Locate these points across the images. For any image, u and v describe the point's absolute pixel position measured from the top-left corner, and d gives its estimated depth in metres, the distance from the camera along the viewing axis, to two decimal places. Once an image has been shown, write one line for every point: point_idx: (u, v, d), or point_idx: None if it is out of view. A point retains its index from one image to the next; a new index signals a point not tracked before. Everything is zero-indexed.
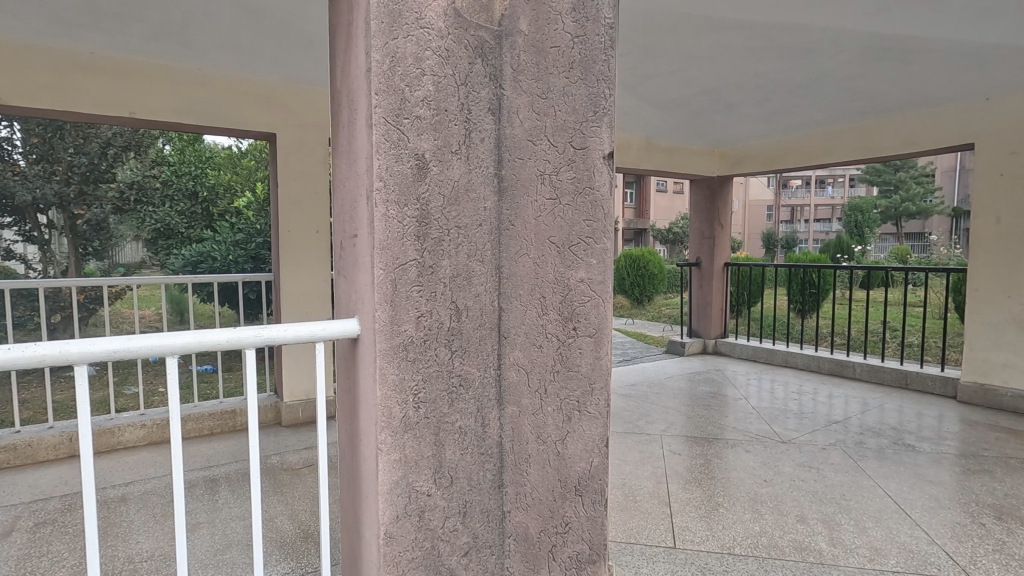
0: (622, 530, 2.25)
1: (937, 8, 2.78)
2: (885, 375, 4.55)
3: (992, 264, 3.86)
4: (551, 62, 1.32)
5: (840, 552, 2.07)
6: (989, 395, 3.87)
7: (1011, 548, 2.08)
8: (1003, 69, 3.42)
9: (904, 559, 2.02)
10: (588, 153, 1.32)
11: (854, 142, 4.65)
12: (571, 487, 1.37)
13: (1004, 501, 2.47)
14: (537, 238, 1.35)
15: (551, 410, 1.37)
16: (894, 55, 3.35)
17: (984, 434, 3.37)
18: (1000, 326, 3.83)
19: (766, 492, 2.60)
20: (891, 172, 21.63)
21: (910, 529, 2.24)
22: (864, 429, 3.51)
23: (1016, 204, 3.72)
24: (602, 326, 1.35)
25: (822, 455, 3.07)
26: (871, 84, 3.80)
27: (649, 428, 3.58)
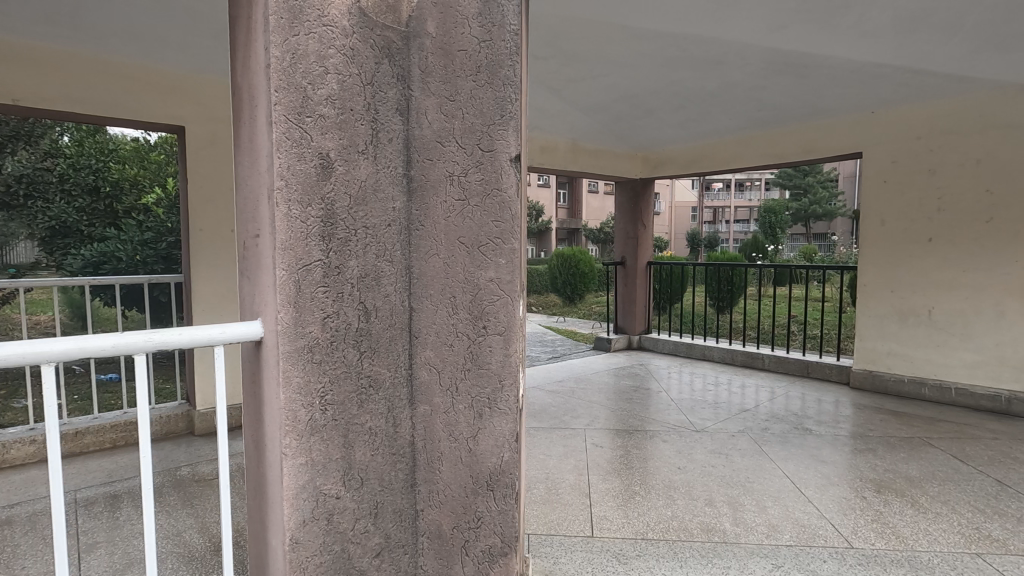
0: (542, 522, 2.31)
1: (826, 27, 3.04)
2: (789, 365, 4.92)
3: (878, 262, 4.24)
4: (458, 65, 1.34)
5: (741, 530, 2.23)
6: (877, 381, 4.27)
7: (886, 518, 2.32)
8: (884, 87, 3.80)
9: (797, 533, 2.20)
10: (495, 156, 1.34)
11: (760, 148, 4.99)
12: (483, 482, 1.40)
13: (883, 476, 2.75)
14: (446, 237, 1.37)
15: (463, 407, 1.39)
16: (792, 69, 3.62)
17: (870, 416, 3.72)
18: (885, 317, 4.23)
19: (680, 479, 2.75)
20: (800, 177, 23.30)
21: (804, 505, 2.45)
22: (770, 416, 3.78)
23: (898, 207, 4.12)
24: (511, 324, 1.37)
25: (731, 442, 3.28)
26: (774, 95, 4.09)
27: (574, 423, 3.68)
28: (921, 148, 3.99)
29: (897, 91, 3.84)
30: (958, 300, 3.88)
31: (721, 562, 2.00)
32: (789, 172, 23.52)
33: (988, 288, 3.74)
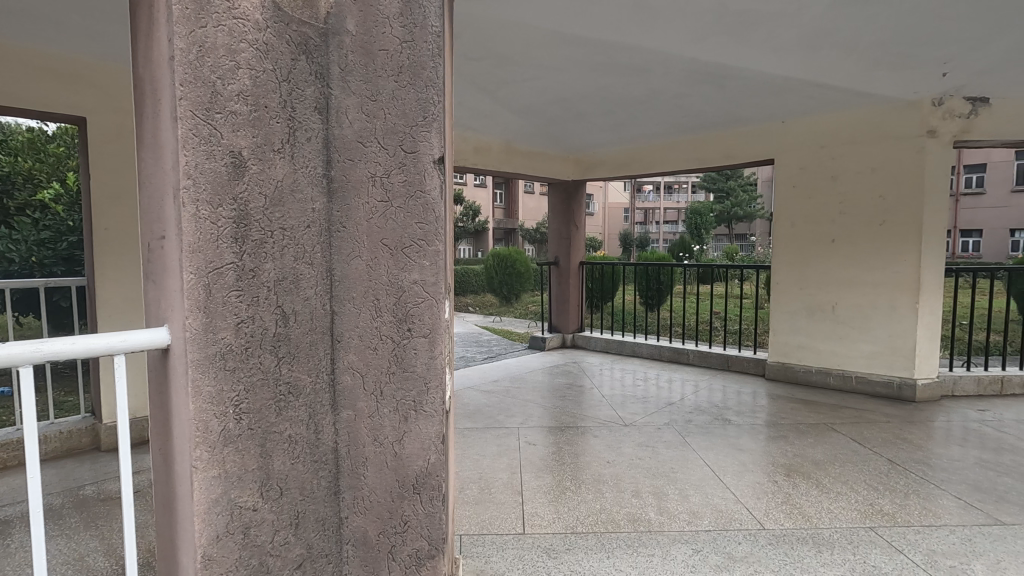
0: (474, 523, 2.32)
1: (741, 40, 3.24)
2: (712, 359, 5.19)
3: (789, 261, 4.56)
4: (380, 65, 1.33)
5: (665, 519, 2.33)
6: (789, 372, 4.58)
7: (794, 499, 2.50)
8: (792, 99, 4.08)
9: (715, 518, 2.33)
10: (418, 158, 1.34)
11: (684, 153, 5.22)
12: (409, 484, 1.39)
13: (792, 460, 2.96)
14: (369, 239, 1.35)
15: (388, 411, 1.38)
16: (711, 78, 3.82)
17: (783, 406, 3.99)
18: (795, 313, 4.55)
19: (609, 473, 2.84)
20: (723, 181, 24.60)
21: (722, 491, 2.59)
22: (693, 408, 3.98)
23: (806, 211, 4.44)
24: (436, 326, 1.37)
25: (657, 434, 3.42)
26: (696, 103, 4.30)
27: (508, 422, 3.71)
28: (825, 156, 4.32)
29: (804, 103, 4.14)
30: (857, 296, 4.23)
31: (646, 549, 2.09)
32: (713, 175, 24.77)
33: (882, 285, 4.09)
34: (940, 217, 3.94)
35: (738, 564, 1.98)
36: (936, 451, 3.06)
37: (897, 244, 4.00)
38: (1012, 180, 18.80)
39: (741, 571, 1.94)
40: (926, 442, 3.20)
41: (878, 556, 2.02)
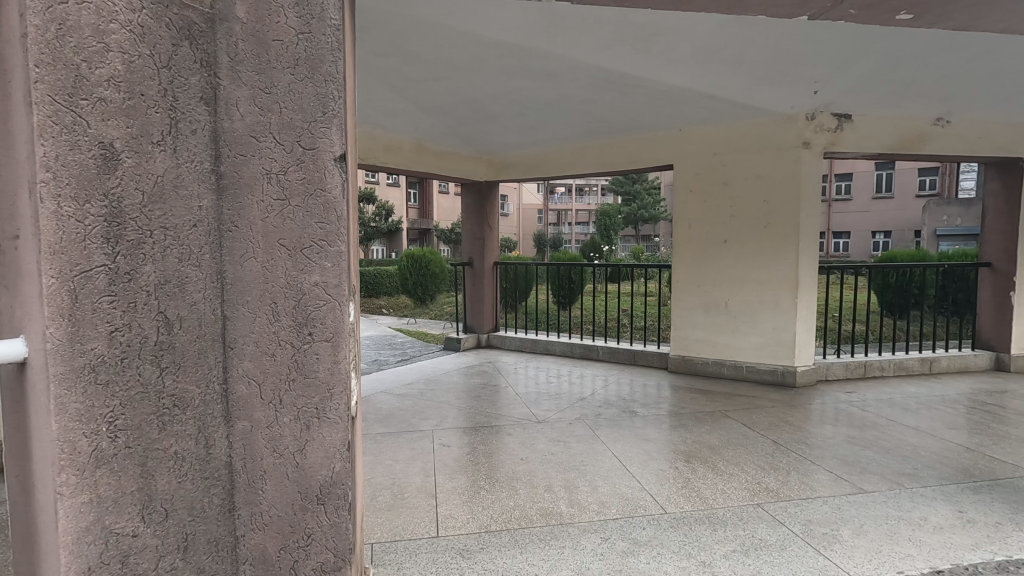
0: (386, 529, 2.27)
1: (642, 51, 3.43)
2: (620, 354, 5.44)
3: (687, 260, 4.87)
4: (273, 56, 1.25)
5: (576, 510, 2.41)
6: (689, 364, 4.90)
7: (693, 483, 2.67)
8: (689, 109, 4.36)
9: (622, 506, 2.44)
10: (317, 155, 1.28)
11: (592, 156, 5.40)
12: (312, 496, 1.33)
13: (691, 446, 3.17)
14: (264, 239, 1.28)
15: (288, 420, 1.31)
16: (616, 86, 3.99)
17: (683, 396, 4.26)
18: (694, 309, 4.87)
19: (523, 469, 2.89)
20: (630, 184, 25.81)
21: (629, 480, 2.72)
22: (602, 402, 4.14)
23: (701, 213, 4.76)
24: (339, 329, 1.32)
25: (568, 429, 3.53)
26: (602, 108, 4.47)
27: (422, 425, 3.66)
28: (717, 163, 4.65)
29: (698, 113, 4.43)
30: (746, 292, 4.59)
31: (558, 542, 2.14)
32: (620, 179, 25.93)
33: (767, 282, 4.48)
34: (814, 221, 4.39)
35: (643, 548, 2.08)
36: (812, 430, 3.41)
37: (779, 244, 4.40)
38: (873, 188, 21.33)
39: (646, 554, 2.04)
40: (804, 423, 3.55)
41: (765, 529, 2.21)
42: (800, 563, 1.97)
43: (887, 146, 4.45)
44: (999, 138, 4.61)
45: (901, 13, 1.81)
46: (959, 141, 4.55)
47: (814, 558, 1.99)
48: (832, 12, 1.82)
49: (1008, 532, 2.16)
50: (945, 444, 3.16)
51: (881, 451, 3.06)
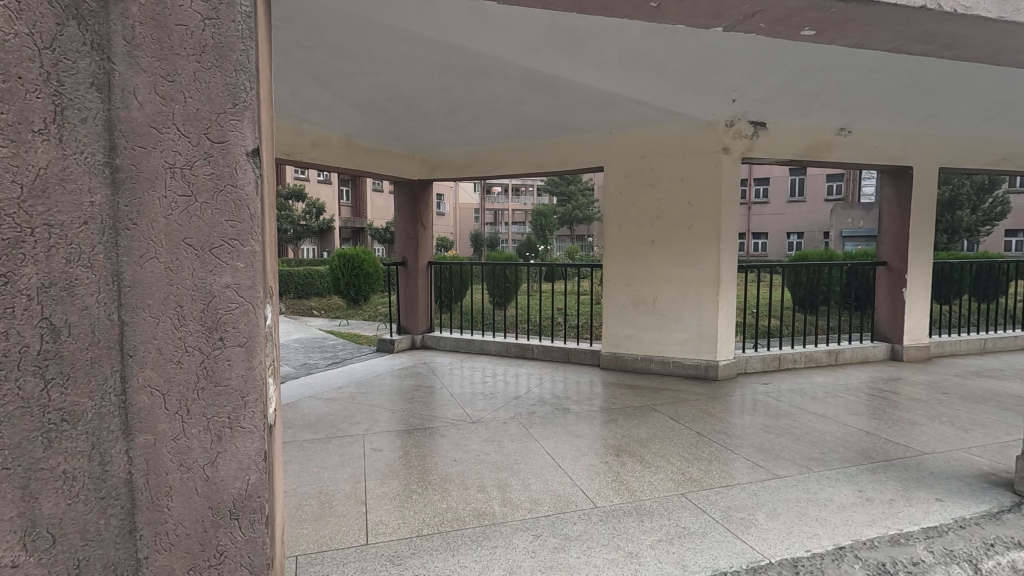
0: (312, 540, 2.18)
1: (570, 54, 3.52)
2: (553, 352, 5.52)
3: (618, 260, 5.00)
4: (176, 41, 1.16)
5: (508, 509, 2.42)
6: (619, 360, 5.04)
7: (622, 476, 2.75)
8: (618, 112, 4.48)
9: (553, 503, 2.48)
10: (227, 149, 1.20)
11: (526, 157, 5.42)
12: (224, 512, 1.25)
13: (620, 440, 3.26)
14: (167, 238, 1.19)
15: (197, 431, 1.23)
16: (546, 88, 4.05)
17: (614, 392, 4.38)
18: (624, 307, 5.01)
19: (455, 471, 2.86)
20: (565, 184, 26.32)
21: (560, 477, 2.76)
22: (535, 400, 4.19)
23: (630, 214, 4.91)
24: (253, 334, 1.24)
25: (502, 429, 3.54)
26: (534, 109, 4.51)
27: (353, 430, 3.56)
28: (645, 166, 4.80)
29: (627, 117, 4.56)
30: (672, 291, 4.78)
31: (489, 542, 2.14)
32: (556, 180, 26.37)
33: (690, 281, 4.69)
34: (733, 222, 4.63)
35: (573, 543, 2.12)
36: (732, 421, 3.60)
37: (701, 245, 4.62)
38: (787, 193, 22.85)
39: (576, 549, 2.08)
40: (725, 414, 3.74)
41: (688, 517, 2.31)
42: (719, 548, 2.07)
43: (798, 153, 4.76)
44: (894, 148, 5.05)
45: (805, 28, 1.93)
46: (860, 150, 4.94)
47: (732, 543, 2.10)
48: (744, 25, 1.90)
49: (900, 508, 2.37)
50: (848, 429, 3.43)
51: (792, 438, 3.28)
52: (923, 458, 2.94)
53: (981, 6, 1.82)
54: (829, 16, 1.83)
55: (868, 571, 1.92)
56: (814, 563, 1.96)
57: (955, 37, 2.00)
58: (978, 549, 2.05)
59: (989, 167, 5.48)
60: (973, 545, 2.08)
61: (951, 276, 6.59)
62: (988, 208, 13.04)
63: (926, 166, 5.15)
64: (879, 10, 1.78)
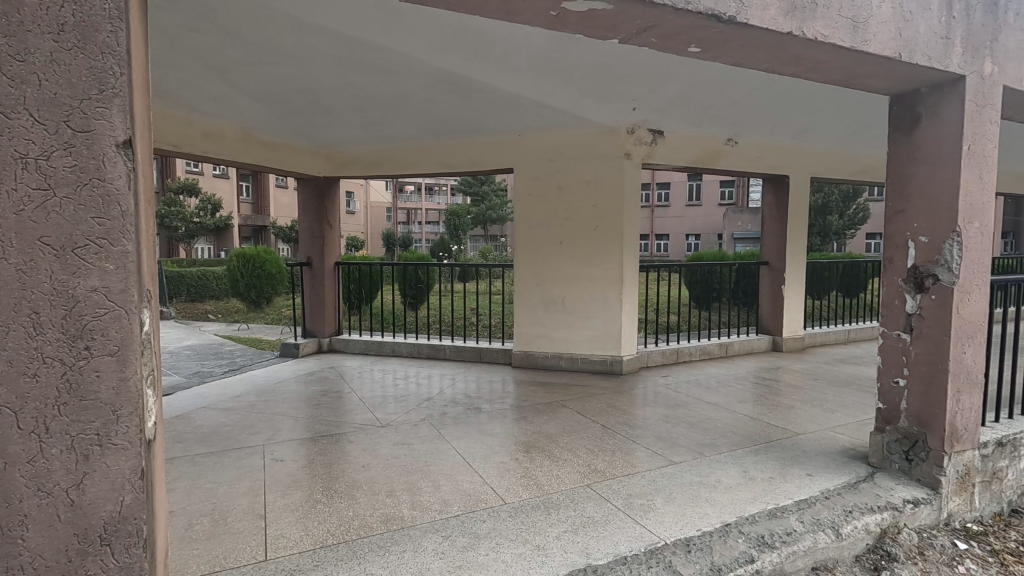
0: (203, 561, 2.03)
1: (478, 55, 3.55)
2: (466, 352, 5.53)
3: (528, 260, 5.09)
4: (27, 18, 1.04)
5: (417, 513, 2.39)
6: (530, 358, 5.15)
7: (531, 472, 2.82)
8: (526, 115, 4.57)
9: (463, 503, 2.48)
10: (92, 140, 1.09)
11: (436, 157, 5.39)
12: (93, 538, 1.14)
13: (530, 437, 3.34)
14: (19, 236, 1.06)
15: (58, 452, 1.11)
16: (454, 88, 4.05)
17: (525, 389, 4.47)
18: (534, 306, 5.11)
19: (364, 477, 2.79)
20: (479, 185, 26.41)
21: (471, 476, 2.77)
22: (447, 401, 4.17)
23: (539, 215, 5.01)
24: (127, 341, 1.14)
25: (413, 431, 3.49)
26: (443, 108, 4.50)
27: (252, 440, 3.35)
28: (553, 169, 4.93)
29: (535, 120, 4.67)
30: (579, 290, 4.96)
31: (397, 547, 2.11)
32: (470, 180, 26.38)
33: (596, 281, 4.89)
34: (634, 225, 4.88)
35: (482, 541, 2.14)
36: (634, 413, 3.79)
37: (606, 246, 4.82)
38: (686, 197, 24.44)
39: (484, 546, 2.10)
40: (628, 407, 3.94)
41: (593, 507, 2.41)
42: (620, 534, 2.18)
43: (691, 160, 5.10)
44: (774, 159, 5.56)
45: (691, 45, 2.08)
46: (744, 159, 5.39)
47: (633, 528, 2.22)
48: (638, 39, 2.02)
49: (777, 484, 2.62)
50: (735, 415, 3.74)
51: (688, 426, 3.52)
52: (797, 438, 3.27)
53: (836, 35, 2.06)
54: (712, 36, 1.98)
55: (749, 544, 2.11)
56: (704, 541, 2.12)
57: (817, 61, 2.24)
58: (839, 516, 2.32)
59: (850, 178, 6.20)
60: (835, 512, 2.34)
61: (822, 274, 7.37)
62: (853, 214, 14.72)
63: (799, 176, 5.73)
64: (754, 33, 1.96)
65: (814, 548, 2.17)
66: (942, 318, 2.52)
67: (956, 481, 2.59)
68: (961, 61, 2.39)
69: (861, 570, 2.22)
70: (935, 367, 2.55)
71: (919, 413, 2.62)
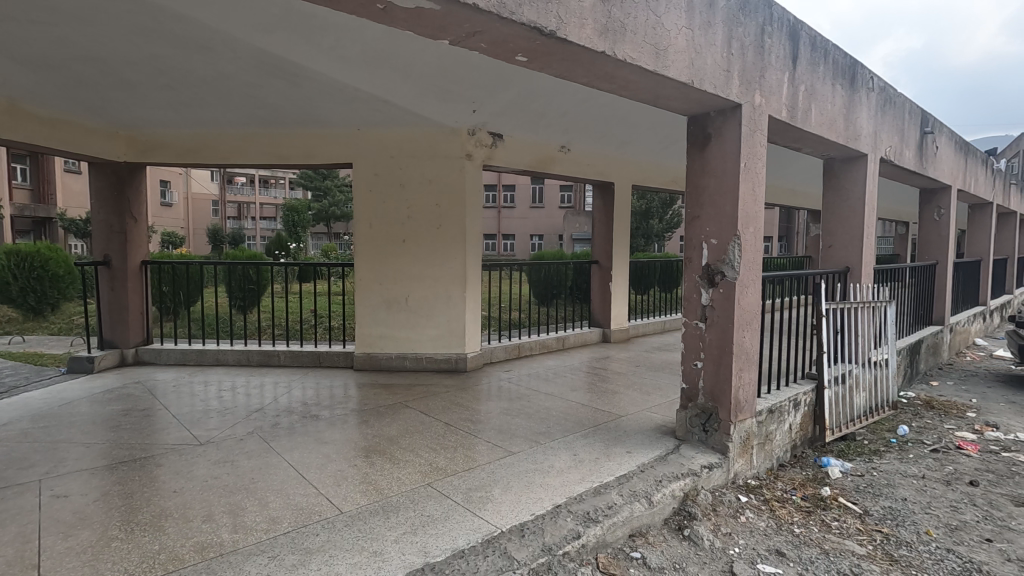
0: None
1: (307, 39, 3.34)
2: (302, 357, 5.19)
3: (368, 259, 4.90)
4: None
5: (239, 535, 2.18)
6: (374, 360, 4.99)
7: (371, 477, 2.73)
8: (365, 110, 4.41)
9: (294, 518, 2.32)
10: None
11: (264, 147, 4.94)
12: None
13: (371, 441, 3.23)
14: None
15: None
16: (283, 73, 3.77)
17: (367, 392, 4.32)
18: (377, 306, 4.94)
19: (176, 503, 2.47)
20: (321, 179, 24.94)
21: (304, 489, 2.60)
22: (280, 411, 3.87)
23: (380, 213, 4.84)
24: None
25: (238, 447, 3.18)
26: (271, 94, 4.16)
27: (25, 476, 2.77)
28: (394, 166, 4.80)
29: (374, 115, 4.53)
30: (423, 289, 4.92)
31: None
32: (309, 173, 24.80)
33: (440, 280, 4.91)
34: (476, 225, 4.99)
35: (314, 556, 2.02)
36: (477, 409, 3.88)
37: (449, 245, 4.87)
38: (529, 199, 25.66)
39: (316, 561, 1.99)
40: (471, 403, 4.02)
41: (433, 506, 2.41)
42: (459, 529, 2.21)
43: (529, 164, 5.34)
44: (602, 167, 6.06)
45: (519, 55, 2.18)
46: (577, 165, 5.80)
47: (471, 521, 2.27)
48: (468, 42, 2.06)
49: (602, 463, 2.87)
50: (569, 403, 4.02)
51: (526, 417, 3.69)
52: (620, 420, 3.61)
53: (642, 59, 2.31)
54: (537, 47, 2.10)
55: (576, 521, 2.29)
56: (537, 524, 2.25)
57: (629, 80, 2.49)
58: (652, 486, 2.62)
59: (664, 187, 7.01)
60: (649, 484, 2.64)
61: (645, 271, 8.25)
62: (670, 218, 16.72)
63: (623, 184, 6.33)
64: (573, 48, 2.12)
65: (630, 517, 2.42)
66: (728, 308, 2.97)
67: (739, 446, 3.08)
68: (738, 91, 2.83)
69: (668, 532, 2.53)
70: (724, 350, 3.00)
71: (712, 390, 3.05)
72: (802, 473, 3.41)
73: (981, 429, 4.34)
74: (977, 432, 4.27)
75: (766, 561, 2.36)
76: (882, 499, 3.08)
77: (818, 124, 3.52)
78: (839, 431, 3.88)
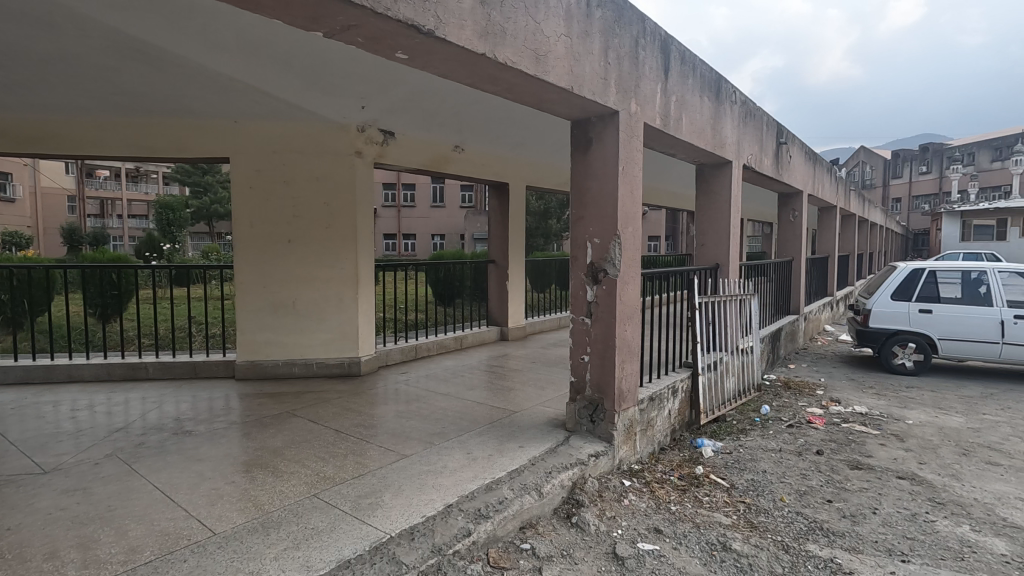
0: None
1: (169, 17, 3.05)
2: (175, 369, 4.74)
3: (250, 260, 4.56)
4: None
5: (90, 571, 1.95)
6: (258, 367, 4.68)
7: (251, 493, 2.56)
8: (242, 101, 4.12)
9: (158, 545, 2.12)
10: None
11: (123, 137, 4.43)
12: None
13: (252, 455, 3.03)
14: None
15: None
16: (142, 55, 3.41)
17: (250, 403, 4.04)
18: (260, 310, 4.63)
19: (10, 542, 2.16)
20: (200, 174, 22.92)
21: (172, 513, 2.38)
22: (147, 429, 3.51)
23: (263, 211, 4.53)
24: None
25: (92, 472, 2.84)
26: (130, 79, 3.75)
27: None
28: (278, 161, 4.52)
29: (253, 106, 4.24)
30: (311, 291, 4.69)
31: None
32: (187, 167, 22.71)
33: (330, 282, 4.71)
34: (367, 224, 4.85)
35: None
36: (370, 413, 3.77)
37: (339, 245, 4.69)
38: (430, 198, 25.39)
39: None
40: (364, 408, 3.90)
41: (318, 517, 2.31)
42: (345, 538, 2.13)
43: (423, 163, 5.28)
44: (497, 167, 6.13)
45: (398, 51, 2.14)
46: (472, 164, 5.82)
47: (359, 529, 2.20)
48: (343, 36, 1.99)
49: (495, 459, 2.92)
50: (465, 403, 4.03)
51: (421, 418, 3.65)
52: (514, 416, 3.68)
53: (522, 63, 2.37)
54: (416, 45, 2.08)
55: (467, 519, 2.31)
56: (427, 525, 2.24)
57: (511, 83, 2.54)
58: (541, 478, 2.70)
59: (557, 188, 7.24)
60: (539, 476, 2.72)
61: (542, 269, 8.48)
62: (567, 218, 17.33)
63: (517, 184, 6.45)
64: (454, 49, 2.12)
65: (520, 510, 2.48)
66: (612, 304, 3.13)
67: (623, 433, 3.26)
68: (615, 99, 2.99)
69: (557, 520, 2.63)
70: (608, 343, 3.16)
71: (598, 382, 3.21)
72: (680, 455, 3.69)
73: (827, 404, 4.96)
74: (824, 407, 4.87)
75: (645, 539, 2.53)
76: (746, 472, 3.41)
77: (688, 131, 3.82)
78: (712, 413, 4.24)
